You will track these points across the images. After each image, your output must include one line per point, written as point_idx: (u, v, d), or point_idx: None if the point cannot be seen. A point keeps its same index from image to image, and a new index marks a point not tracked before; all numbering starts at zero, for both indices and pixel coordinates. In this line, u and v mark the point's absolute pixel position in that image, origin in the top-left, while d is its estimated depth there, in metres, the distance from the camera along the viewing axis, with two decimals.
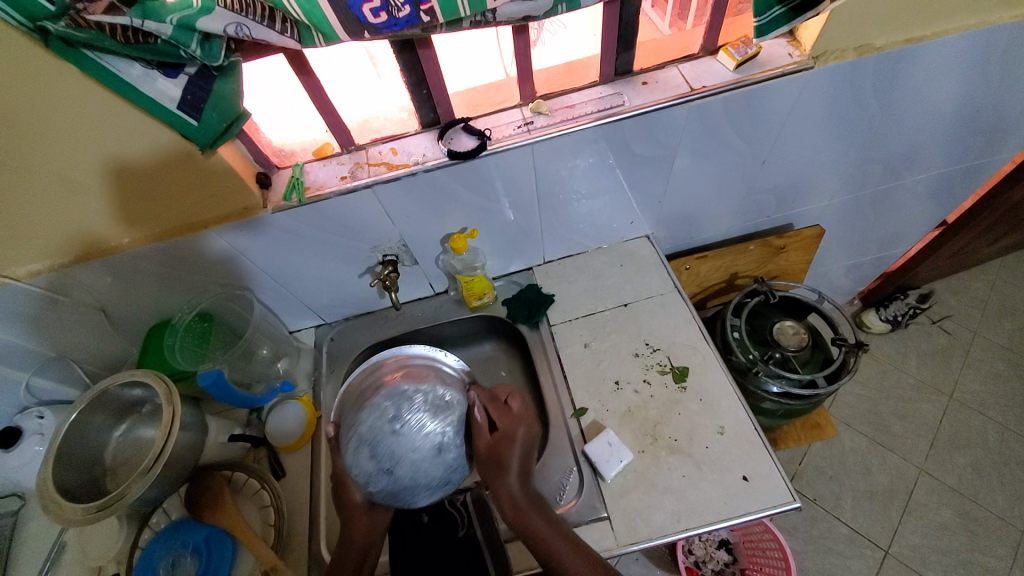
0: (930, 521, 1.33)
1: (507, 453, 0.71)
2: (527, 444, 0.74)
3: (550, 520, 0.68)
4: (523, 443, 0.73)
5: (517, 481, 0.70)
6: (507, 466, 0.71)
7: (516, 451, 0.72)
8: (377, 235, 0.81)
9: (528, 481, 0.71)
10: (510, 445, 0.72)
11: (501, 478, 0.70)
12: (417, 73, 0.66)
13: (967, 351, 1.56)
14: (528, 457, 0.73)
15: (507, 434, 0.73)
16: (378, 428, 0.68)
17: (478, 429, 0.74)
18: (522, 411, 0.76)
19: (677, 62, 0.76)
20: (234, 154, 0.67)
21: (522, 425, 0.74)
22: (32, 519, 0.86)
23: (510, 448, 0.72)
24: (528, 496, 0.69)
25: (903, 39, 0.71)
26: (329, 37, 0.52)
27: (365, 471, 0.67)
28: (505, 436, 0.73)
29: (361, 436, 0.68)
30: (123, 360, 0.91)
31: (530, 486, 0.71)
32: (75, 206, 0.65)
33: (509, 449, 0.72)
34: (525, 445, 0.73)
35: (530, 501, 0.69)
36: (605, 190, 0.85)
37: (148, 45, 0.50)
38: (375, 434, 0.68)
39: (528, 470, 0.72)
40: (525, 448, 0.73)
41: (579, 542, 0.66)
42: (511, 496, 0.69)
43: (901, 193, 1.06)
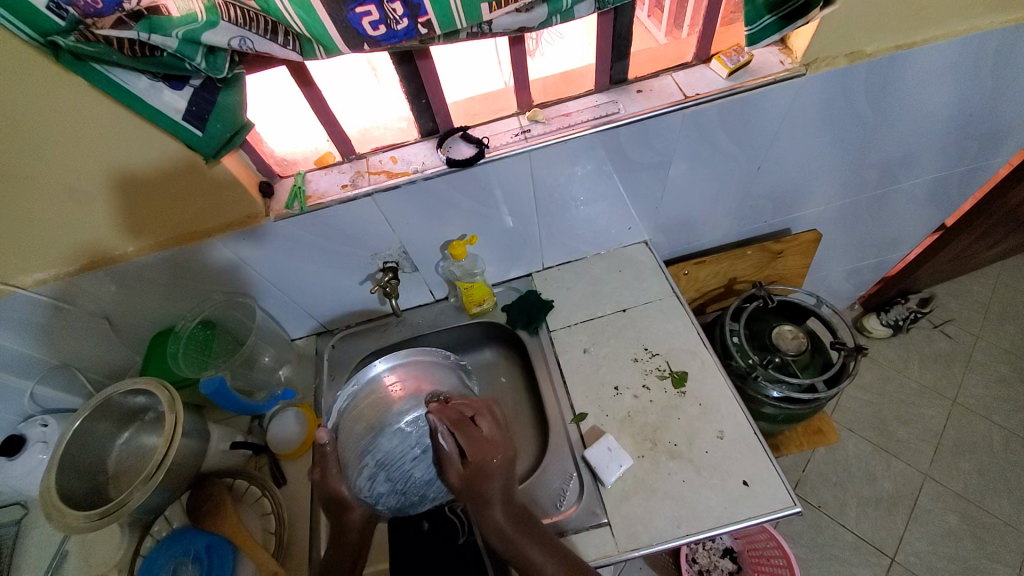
0: (936, 527, 1.31)
1: (484, 483, 0.67)
2: (506, 474, 0.68)
3: (541, 542, 0.66)
4: (497, 476, 0.67)
5: (501, 510, 0.66)
6: (487, 497, 0.66)
7: (493, 482, 0.67)
8: (378, 242, 0.82)
9: (513, 506, 0.68)
10: (486, 479, 0.67)
11: (484, 509, 0.66)
12: (417, 83, 0.67)
13: (970, 354, 1.56)
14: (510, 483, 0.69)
15: (482, 467, 0.67)
16: (401, 452, 0.76)
17: (449, 460, 0.70)
18: (494, 436, 0.70)
19: (671, 70, 0.77)
20: (237, 164, 0.69)
21: (497, 453, 0.68)
22: (33, 528, 0.87)
23: (486, 481, 0.67)
24: (515, 521, 0.67)
25: (893, 46, 0.73)
26: (330, 50, 0.53)
27: (379, 493, 0.74)
28: (478, 466, 0.67)
29: (381, 462, 0.75)
30: (126, 368, 0.92)
31: (517, 510, 0.68)
32: (80, 216, 0.66)
33: (485, 484, 0.67)
34: (502, 473, 0.68)
35: (518, 528, 0.66)
36: (602, 197, 0.86)
37: (155, 58, 0.51)
38: (393, 459, 0.76)
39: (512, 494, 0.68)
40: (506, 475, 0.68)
41: (570, 563, 0.64)
42: (495, 528, 0.65)
43: (898, 197, 1.07)
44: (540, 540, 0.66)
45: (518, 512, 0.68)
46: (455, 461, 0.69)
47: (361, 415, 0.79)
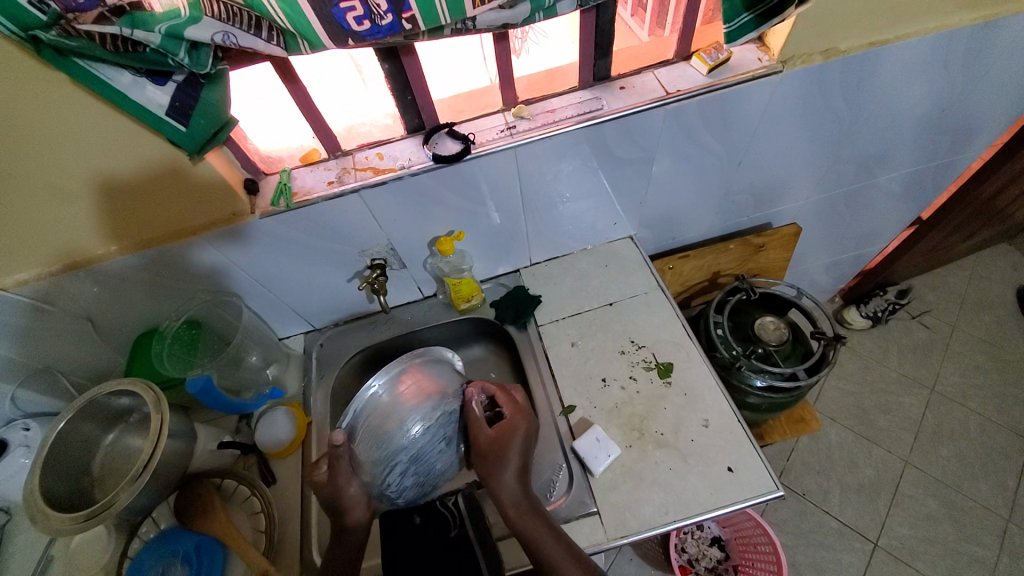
0: (916, 512, 1.36)
1: (509, 444, 0.72)
2: (527, 438, 0.74)
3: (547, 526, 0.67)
4: (523, 436, 0.73)
5: (517, 479, 0.70)
6: (507, 463, 0.71)
7: (517, 442, 0.73)
8: (365, 239, 0.82)
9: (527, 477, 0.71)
10: (511, 439, 0.73)
11: (500, 478, 0.70)
12: (401, 80, 0.68)
13: (946, 344, 1.61)
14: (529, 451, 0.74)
15: (511, 427, 0.74)
16: (430, 446, 0.74)
17: (476, 424, 0.75)
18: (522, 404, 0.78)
19: (653, 67, 0.78)
20: (222, 161, 0.68)
21: (522, 416, 0.75)
22: (15, 535, 0.85)
23: (513, 439, 0.73)
24: (527, 497, 0.70)
25: (867, 42, 0.75)
26: (314, 45, 0.53)
27: (400, 485, 0.73)
28: (506, 425, 0.74)
29: (411, 456, 0.73)
30: (110, 370, 0.91)
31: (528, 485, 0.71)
32: (61, 215, 0.65)
33: (511, 444, 0.72)
34: (524, 435, 0.74)
35: (530, 503, 0.69)
36: (588, 193, 0.87)
37: (136, 53, 0.51)
38: (420, 452, 0.74)
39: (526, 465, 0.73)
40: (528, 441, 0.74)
41: (574, 547, 0.65)
42: (511, 495, 0.69)
43: (875, 191, 1.10)
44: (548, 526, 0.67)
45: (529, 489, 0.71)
46: (483, 430, 0.75)
47: (378, 413, 0.76)
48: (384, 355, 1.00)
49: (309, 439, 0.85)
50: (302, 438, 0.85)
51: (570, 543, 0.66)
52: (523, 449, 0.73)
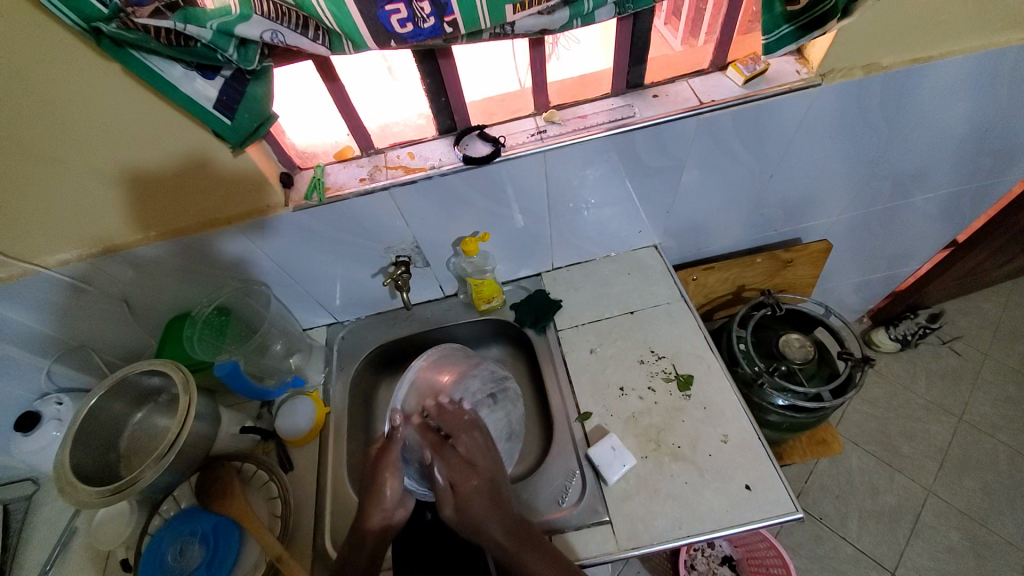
0: (938, 544, 1.30)
1: (473, 495, 0.64)
2: (489, 484, 0.66)
3: (551, 554, 0.62)
4: (484, 489, 0.65)
5: (499, 523, 0.63)
6: (483, 518, 0.63)
7: (477, 489, 0.65)
8: (391, 236, 0.83)
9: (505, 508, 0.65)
10: (469, 496, 0.64)
11: (478, 528, 0.63)
12: (436, 81, 0.69)
13: (978, 372, 1.55)
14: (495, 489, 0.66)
15: (466, 462, 0.67)
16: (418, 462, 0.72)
17: (439, 493, 0.65)
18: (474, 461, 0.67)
19: (688, 76, 0.78)
20: (260, 155, 0.71)
21: (478, 468, 0.67)
22: (46, 503, 0.89)
23: (473, 493, 0.65)
24: (512, 531, 0.63)
25: (910, 59, 0.73)
26: (358, 46, 0.55)
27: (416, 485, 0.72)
28: (469, 471, 0.66)
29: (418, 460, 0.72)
30: (141, 351, 0.94)
31: (512, 517, 0.64)
32: (106, 198, 0.68)
33: (477, 501, 0.64)
34: (485, 481, 0.66)
35: (517, 537, 0.63)
36: (613, 200, 0.87)
37: (188, 48, 0.52)
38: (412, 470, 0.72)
39: (501, 503, 0.65)
40: (479, 488, 0.65)
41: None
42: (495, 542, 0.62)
43: (910, 211, 1.07)
44: (537, 551, 0.62)
45: (514, 524, 0.64)
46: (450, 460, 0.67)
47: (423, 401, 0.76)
48: (403, 351, 1.01)
49: (327, 428, 0.87)
50: (320, 428, 0.86)
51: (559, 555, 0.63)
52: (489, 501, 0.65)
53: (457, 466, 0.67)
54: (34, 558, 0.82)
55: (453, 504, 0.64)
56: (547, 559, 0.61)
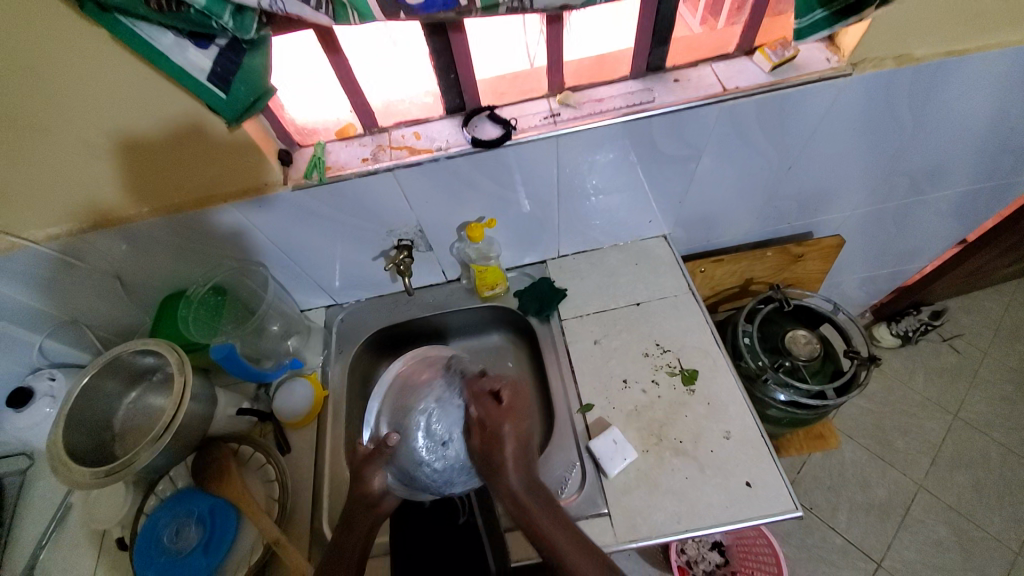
0: (925, 538, 1.33)
1: (512, 419, 0.70)
2: (518, 439, 0.69)
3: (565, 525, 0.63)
4: (518, 426, 0.70)
5: (517, 477, 0.66)
6: (500, 462, 0.66)
7: (511, 429, 0.69)
8: (393, 218, 0.80)
9: (527, 462, 0.68)
10: (501, 442, 0.67)
11: (498, 477, 0.66)
12: (447, 58, 0.65)
13: (976, 370, 1.55)
14: (524, 445, 0.69)
15: (494, 431, 0.69)
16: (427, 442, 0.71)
17: (472, 425, 0.71)
18: (513, 404, 0.72)
19: (710, 61, 0.74)
20: (257, 129, 0.67)
21: (514, 412, 0.71)
22: (40, 478, 0.88)
23: (507, 433, 0.69)
24: (528, 489, 0.65)
25: (946, 51, 0.69)
26: (363, 16, 0.51)
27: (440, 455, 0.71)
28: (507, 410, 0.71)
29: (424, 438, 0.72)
30: (135, 328, 0.92)
31: (531, 478, 0.66)
32: (94, 171, 0.65)
33: (501, 448, 0.67)
34: (517, 432, 0.69)
35: (534, 496, 0.65)
36: (625, 187, 0.83)
37: (180, 14, 0.49)
38: (433, 427, 0.72)
39: (525, 462, 0.68)
40: (521, 434, 0.69)
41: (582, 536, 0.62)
42: (510, 493, 0.65)
43: (926, 208, 1.04)
44: (551, 512, 0.63)
45: (530, 480, 0.66)
46: (492, 407, 0.71)
47: (397, 392, 0.79)
48: (403, 335, 1.00)
49: (325, 412, 0.86)
50: (318, 410, 0.85)
51: (569, 520, 0.63)
52: (514, 448, 0.68)
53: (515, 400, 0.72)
54: (28, 533, 0.82)
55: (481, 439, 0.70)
56: (558, 521, 0.63)
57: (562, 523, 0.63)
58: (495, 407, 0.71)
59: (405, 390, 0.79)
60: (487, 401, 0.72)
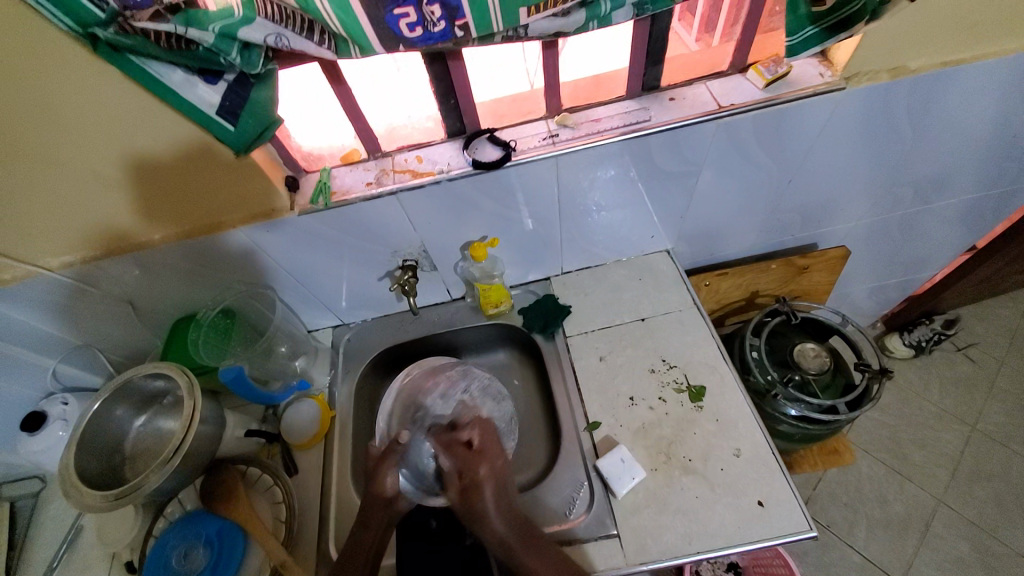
0: (948, 555, 1.28)
1: (485, 461, 0.70)
2: (496, 480, 0.69)
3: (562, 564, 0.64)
4: (492, 474, 0.69)
5: (500, 522, 0.67)
6: (480, 508, 0.67)
7: (486, 475, 0.69)
8: (398, 240, 0.82)
9: (506, 503, 0.68)
10: (479, 487, 0.68)
11: (480, 522, 0.67)
12: (446, 84, 0.67)
13: (994, 380, 1.51)
14: (502, 481, 0.70)
15: (471, 479, 0.68)
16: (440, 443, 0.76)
17: (446, 478, 0.70)
18: (485, 447, 0.71)
19: (706, 79, 0.75)
20: (264, 157, 0.69)
21: (486, 454, 0.71)
22: (52, 502, 0.89)
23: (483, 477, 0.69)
24: (515, 532, 0.66)
25: (940, 62, 0.70)
26: (365, 50, 0.53)
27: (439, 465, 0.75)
28: (472, 460, 0.70)
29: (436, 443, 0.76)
30: (147, 351, 0.93)
31: (514, 518, 0.67)
32: (108, 201, 0.67)
33: (479, 495, 0.67)
34: (493, 473, 0.70)
35: (520, 536, 0.66)
36: (625, 203, 0.84)
37: (189, 52, 0.51)
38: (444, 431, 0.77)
39: (506, 499, 0.69)
40: (498, 472, 0.70)
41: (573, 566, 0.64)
42: (498, 538, 0.65)
43: (931, 217, 1.03)
44: (535, 550, 0.65)
45: (513, 521, 0.67)
46: (462, 454, 0.70)
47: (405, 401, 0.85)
48: (409, 354, 1.00)
49: (332, 433, 0.85)
50: (325, 432, 0.85)
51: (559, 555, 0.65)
52: (492, 491, 0.68)
53: (484, 442, 0.72)
54: (39, 557, 0.82)
55: (457, 489, 0.69)
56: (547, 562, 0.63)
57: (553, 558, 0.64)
58: (465, 454, 0.71)
59: (410, 399, 0.84)
60: (458, 449, 0.71)
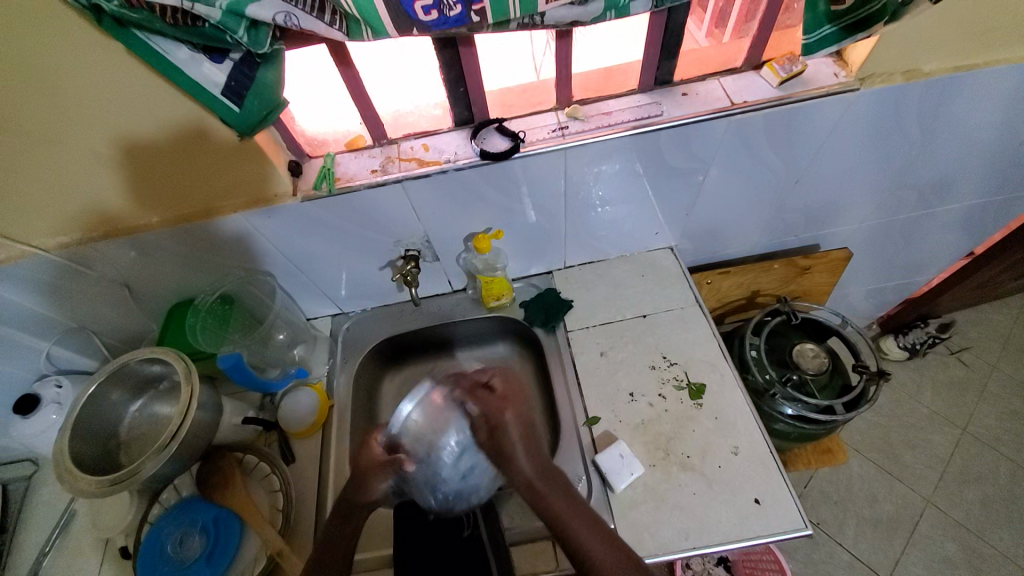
0: (934, 555, 1.30)
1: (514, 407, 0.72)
2: (520, 423, 0.70)
3: (583, 512, 0.62)
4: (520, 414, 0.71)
5: (527, 460, 0.67)
6: (511, 448, 0.68)
7: (513, 416, 0.70)
8: (401, 229, 0.81)
9: (536, 443, 0.70)
10: (505, 429, 0.69)
11: (509, 464, 0.67)
12: (456, 71, 0.66)
13: (985, 384, 1.53)
14: (526, 420, 0.71)
15: (498, 422, 0.70)
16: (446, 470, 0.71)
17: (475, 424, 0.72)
18: (507, 390, 0.73)
19: (718, 75, 0.75)
20: (267, 140, 0.68)
21: (513, 394, 0.73)
22: (44, 486, 0.87)
23: (508, 421, 0.70)
24: (539, 473, 0.66)
25: (952, 66, 0.70)
26: (377, 32, 0.52)
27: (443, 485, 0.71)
28: (499, 404, 0.71)
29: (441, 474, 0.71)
30: (142, 335, 0.92)
31: (542, 461, 0.67)
32: (105, 181, 0.66)
33: (510, 438, 0.69)
34: (522, 421, 0.71)
35: (545, 476, 0.66)
36: (632, 198, 0.83)
37: (196, 29, 0.50)
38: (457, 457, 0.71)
39: (534, 445, 0.69)
40: (523, 415, 0.71)
41: (600, 519, 0.61)
42: (523, 476, 0.66)
43: (933, 222, 1.04)
44: (558, 485, 0.65)
45: (541, 463, 0.67)
46: (488, 395, 0.72)
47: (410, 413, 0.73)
48: (408, 344, 1.00)
49: (330, 421, 0.85)
50: (323, 420, 0.85)
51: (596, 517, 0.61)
52: (521, 435, 0.69)
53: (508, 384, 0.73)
54: (30, 540, 0.82)
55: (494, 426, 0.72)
56: (584, 521, 0.60)
57: (582, 512, 0.62)
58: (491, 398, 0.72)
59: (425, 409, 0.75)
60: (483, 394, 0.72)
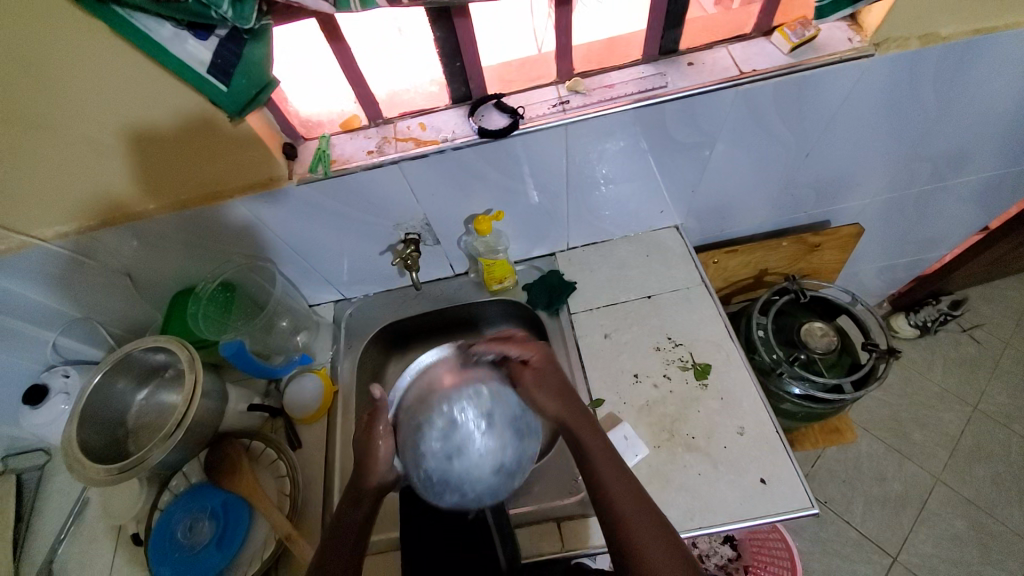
0: (941, 531, 1.30)
1: (543, 380, 0.71)
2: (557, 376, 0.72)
3: (595, 433, 0.66)
4: (557, 391, 0.70)
5: (554, 405, 0.69)
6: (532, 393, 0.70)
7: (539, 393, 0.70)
8: (400, 212, 0.79)
9: (571, 399, 0.70)
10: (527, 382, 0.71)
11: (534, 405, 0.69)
12: (451, 44, 0.63)
13: (996, 361, 1.51)
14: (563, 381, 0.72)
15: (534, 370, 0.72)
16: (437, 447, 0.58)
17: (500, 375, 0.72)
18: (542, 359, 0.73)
19: (727, 42, 0.71)
20: (261, 123, 0.66)
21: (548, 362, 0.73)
22: (56, 474, 0.89)
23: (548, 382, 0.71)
24: (569, 415, 0.68)
25: (974, 29, 0.66)
26: (366, 1, 0.50)
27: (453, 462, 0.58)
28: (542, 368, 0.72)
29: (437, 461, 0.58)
30: (146, 324, 0.92)
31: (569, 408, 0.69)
32: (99, 167, 0.64)
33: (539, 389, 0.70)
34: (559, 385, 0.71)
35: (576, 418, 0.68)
36: (637, 175, 0.81)
37: (178, 3, 0.48)
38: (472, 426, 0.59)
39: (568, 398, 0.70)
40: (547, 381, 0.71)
41: (638, 489, 0.61)
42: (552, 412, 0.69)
43: (948, 195, 1.00)
44: (594, 430, 0.66)
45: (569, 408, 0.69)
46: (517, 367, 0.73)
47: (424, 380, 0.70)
48: (411, 330, 0.99)
49: (335, 407, 0.85)
50: (328, 406, 0.85)
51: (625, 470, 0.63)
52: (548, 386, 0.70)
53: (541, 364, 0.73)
54: (45, 527, 0.83)
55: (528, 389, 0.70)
56: (612, 468, 0.63)
57: (610, 460, 0.64)
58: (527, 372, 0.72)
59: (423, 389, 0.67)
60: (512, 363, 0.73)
